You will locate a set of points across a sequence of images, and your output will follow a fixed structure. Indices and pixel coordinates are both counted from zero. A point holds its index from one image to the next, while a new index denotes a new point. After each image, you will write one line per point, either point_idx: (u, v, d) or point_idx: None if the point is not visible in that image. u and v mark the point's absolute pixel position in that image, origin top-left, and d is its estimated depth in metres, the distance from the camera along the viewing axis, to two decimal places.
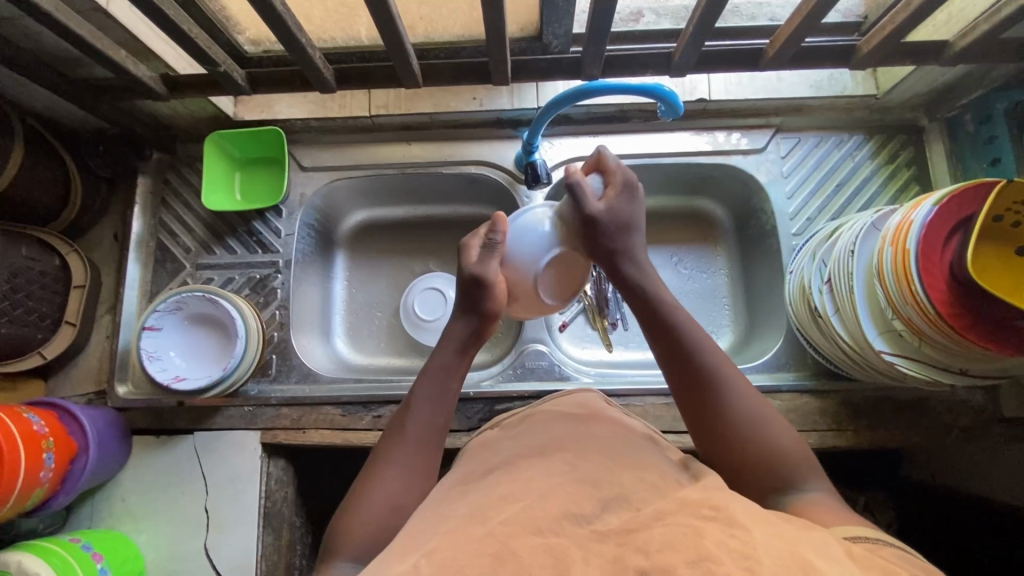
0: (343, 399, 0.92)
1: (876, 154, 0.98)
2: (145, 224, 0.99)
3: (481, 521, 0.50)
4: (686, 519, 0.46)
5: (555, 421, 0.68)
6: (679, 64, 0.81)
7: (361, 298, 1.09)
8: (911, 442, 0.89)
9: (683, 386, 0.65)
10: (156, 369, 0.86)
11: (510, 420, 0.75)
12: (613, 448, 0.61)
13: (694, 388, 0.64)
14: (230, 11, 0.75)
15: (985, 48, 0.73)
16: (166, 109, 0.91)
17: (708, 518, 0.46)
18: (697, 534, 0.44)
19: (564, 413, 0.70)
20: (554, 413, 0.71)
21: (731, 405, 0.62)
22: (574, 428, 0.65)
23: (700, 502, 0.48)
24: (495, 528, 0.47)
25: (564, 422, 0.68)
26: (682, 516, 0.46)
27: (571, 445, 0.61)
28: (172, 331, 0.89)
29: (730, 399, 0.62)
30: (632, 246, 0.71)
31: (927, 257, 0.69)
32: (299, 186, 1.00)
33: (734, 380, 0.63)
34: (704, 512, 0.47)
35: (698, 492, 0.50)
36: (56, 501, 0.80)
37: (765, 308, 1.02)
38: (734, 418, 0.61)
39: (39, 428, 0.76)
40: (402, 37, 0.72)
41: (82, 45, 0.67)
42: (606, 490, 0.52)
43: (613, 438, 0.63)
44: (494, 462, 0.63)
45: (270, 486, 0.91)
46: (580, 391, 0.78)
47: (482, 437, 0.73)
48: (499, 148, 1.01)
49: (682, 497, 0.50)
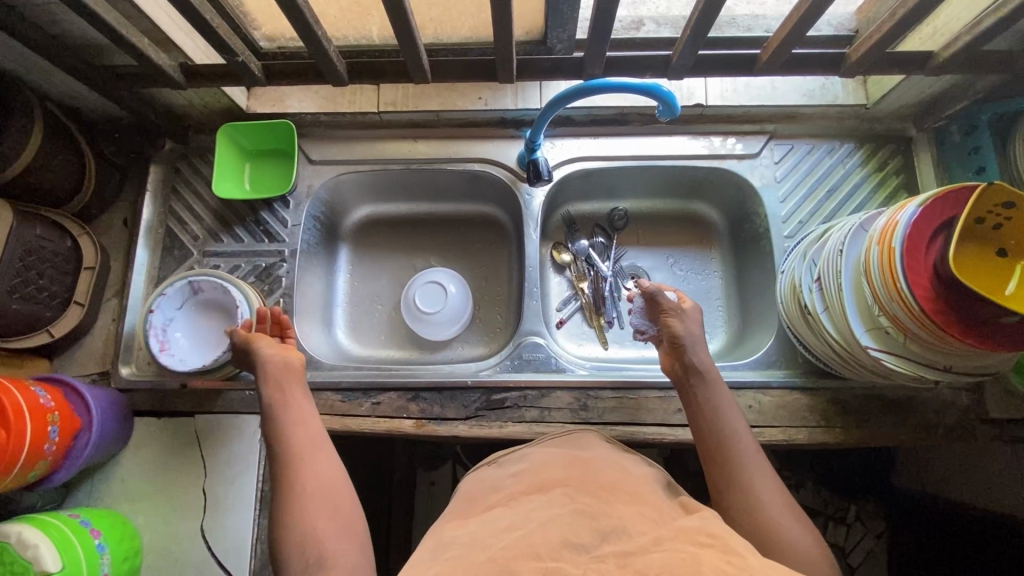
0: (344, 385, 0.93)
1: (866, 162, 1.01)
2: (155, 212, 1.01)
3: (479, 547, 0.54)
4: (683, 546, 0.51)
5: (556, 458, 0.71)
6: (677, 66, 0.84)
7: (364, 291, 1.11)
8: (899, 441, 0.90)
9: (706, 427, 0.77)
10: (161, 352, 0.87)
11: (505, 458, 0.76)
12: (609, 483, 0.64)
13: (711, 428, 0.76)
14: (249, 8, 0.81)
15: (967, 58, 0.77)
16: (181, 100, 0.95)
17: (706, 545, 0.51)
18: (695, 560, 0.48)
19: (569, 451, 0.73)
20: (564, 451, 0.74)
21: (741, 454, 0.73)
22: (575, 466, 0.68)
23: (697, 530, 0.54)
24: (495, 554, 0.52)
25: (567, 460, 0.70)
26: (682, 543, 0.52)
27: (571, 480, 0.65)
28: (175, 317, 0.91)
29: (739, 446, 0.74)
30: (700, 351, 0.83)
31: (912, 258, 0.72)
32: (307, 178, 1.03)
33: (744, 434, 0.75)
34: (702, 540, 0.52)
35: (696, 521, 0.56)
36: (57, 476, 0.81)
37: (757, 308, 1.04)
38: (741, 464, 0.72)
39: (44, 402, 0.77)
40: (414, 33, 0.75)
41: (106, 27, 0.70)
42: (603, 522, 0.55)
43: (613, 477, 0.66)
44: (492, 498, 0.66)
45: (268, 472, 0.92)
46: (580, 433, 0.81)
47: (479, 474, 0.74)
48: (502, 146, 1.04)
49: (680, 526, 0.55)
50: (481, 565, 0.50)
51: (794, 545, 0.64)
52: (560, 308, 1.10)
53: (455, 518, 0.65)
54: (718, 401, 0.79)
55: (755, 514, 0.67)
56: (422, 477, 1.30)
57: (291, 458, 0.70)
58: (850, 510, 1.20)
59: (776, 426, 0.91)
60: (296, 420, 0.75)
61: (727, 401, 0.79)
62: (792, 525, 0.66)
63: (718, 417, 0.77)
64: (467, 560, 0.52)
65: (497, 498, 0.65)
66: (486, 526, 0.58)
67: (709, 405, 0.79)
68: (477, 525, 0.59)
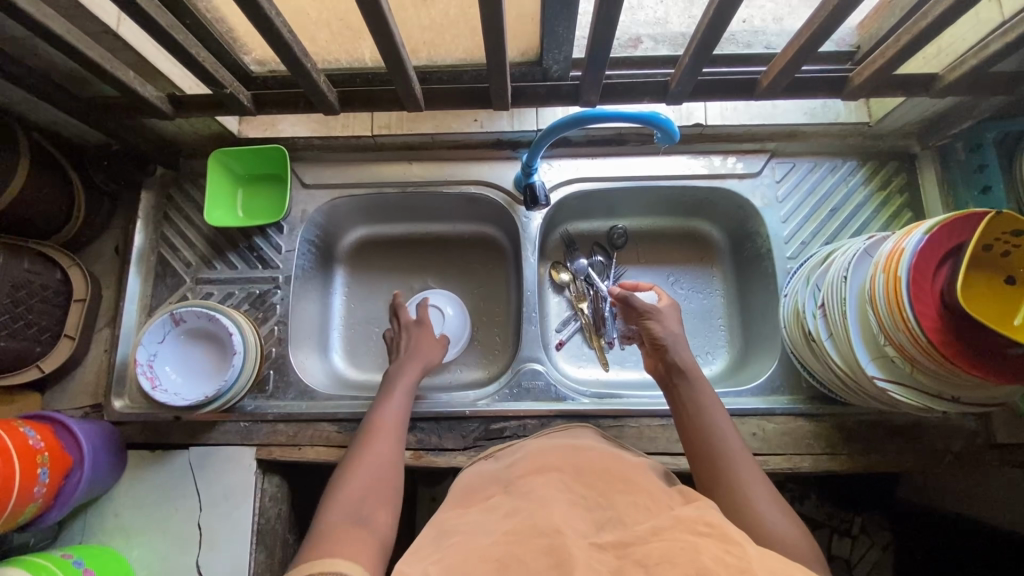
0: (340, 415, 0.92)
1: (869, 180, 1.00)
2: (147, 238, 1.00)
3: (480, 538, 0.53)
4: (680, 535, 0.50)
5: (554, 447, 0.71)
6: (675, 92, 0.83)
7: (360, 314, 1.09)
8: (905, 468, 0.89)
9: (690, 426, 0.75)
10: (160, 391, 0.85)
11: (503, 451, 0.77)
12: (608, 471, 0.64)
13: (695, 428, 0.74)
14: (238, 33, 0.77)
15: (973, 81, 0.75)
16: (171, 127, 0.93)
17: (703, 534, 0.49)
18: (695, 549, 0.47)
19: (562, 441, 0.73)
20: (551, 442, 0.72)
21: (728, 449, 0.71)
22: (574, 455, 0.68)
23: (694, 519, 0.52)
24: (496, 543, 0.51)
25: (562, 449, 0.70)
26: (679, 532, 0.50)
27: (566, 466, 0.64)
28: (167, 358, 0.89)
29: (726, 441, 0.72)
30: (681, 351, 0.83)
31: (919, 287, 0.70)
32: (301, 202, 1.02)
33: (730, 430, 0.73)
34: (699, 528, 0.50)
35: (692, 510, 0.54)
36: (49, 516, 0.80)
37: (760, 329, 1.03)
38: (729, 458, 0.70)
39: (33, 442, 0.76)
40: (405, 63, 0.74)
41: (94, 67, 0.68)
42: (600, 514, 0.56)
43: (610, 464, 0.65)
44: (489, 489, 0.65)
45: (263, 503, 0.90)
46: (578, 428, 0.80)
47: (478, 467, 0.74)
48: (498, 168, 1.02)
49: (677, 515, 0.53)
50: (478, 564, 0.49)
51: (788, 542, 0.61)
52: (560, 329, 1.08)
53: (454, 506, 0.64)
54: (703, 399, 0.77)
55: (745, 509, 0.64)
56: (423, 496, 1.29)
57: (367, 443, 0.75)
58: (855, 522, 1.17)
59: (780, 453, 0.89)
60: (394, 411, 0.81)
61: (713, 400, 0.77)
62: (785, 519, 0.63)
63: (702, 418, 0.75)
64: (467, 553, 0.51)
65: (494, 488, 0.65)
66: (487, 516, 0.58)
67: (691, 404, 0.77)
68: (479, 513, 0.59)
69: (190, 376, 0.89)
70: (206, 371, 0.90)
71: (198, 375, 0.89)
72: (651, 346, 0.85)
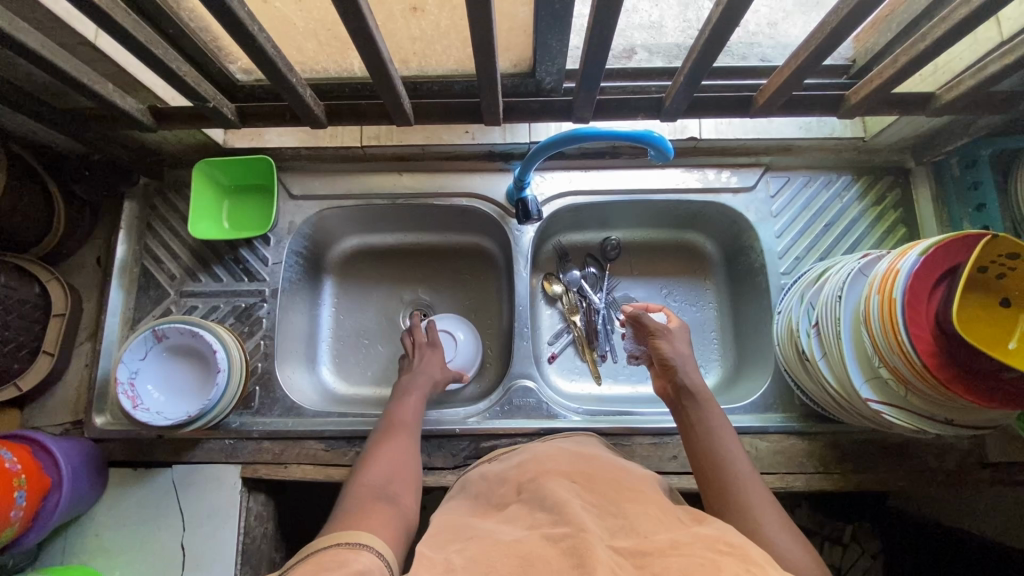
0: (327, 433, 0.90)
1: (864, 194, 0.99)
2: (129, 249, 0.97)
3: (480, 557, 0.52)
4: (701, 551, 0.48)
5: (560, 453, 0.69)
6: (670, 109, 0.82)
7: (349, 326, 1.08)
8: (897, 487, 0.88)
9: (698, 447, 0.74)
10: (145, 414, 0.83)
11: (507, 454, 0.76)
12: (618, 482, 0.62)
13: (704, 449, 0.73)
14: (223, 43, 0.75)
15: (971, 100, 0.74)
16: (154, 137, 0.91)
17: (725, 552, 0.48)
18: (715, 565, 0.46)
19: (568, 447, 0.72)
20: (555, 449, 0.71)
21: (738, 472, 0.69)
22: (582, 461, 0.67)
23: (715, 538, 0.51)
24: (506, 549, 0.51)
25: (569, 455, 0.69)
26: (699, 548, 0.49)
27: (578, 473, 0.63)
28: (150, 381, 0.86)
29: (736, 464, 0.70)
30: (689, 370, 0.81)
31: (914, 309, 0.69)
32: (288, 214, 0.99)
33: (740, 454, 0.72)
34: (720, 547, 0.49)
35: (713, 530, 0.53)
36: (27, 538, 0.78)
37: (753, 345, 1.02)
38: (741, 483, 0.68)
39: (11, 466, 0.73)
40: (393, 78, 0.72)
41: (67, 79, 0.66)
42: (612, 521, 0.55)
43: (618, 474, 0.64)
44: (498, 499, 0.64)
45: (249, 522, 0.89)
46: (581, 433, 0.80)
47: (485, 468, 0.73)
48: (490, 180, 1.01)
49: (698, 532, 0.52)
50: (498, 561, 0.49)
51: (797, 565, 0.60)
52: (552, 341, 1.07)
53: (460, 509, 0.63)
54: (711, 420, 0.76)
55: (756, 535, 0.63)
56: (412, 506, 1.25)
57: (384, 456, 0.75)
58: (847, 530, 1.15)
59: (775, 472, 0.89)
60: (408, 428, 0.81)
61: (721, 420, 0.76)
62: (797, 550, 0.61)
63: (710, 441, 0.74)
64: (488, 553, 0.51)
65: (507, 493, 0.64)
66: (501, 526, 0.56)
67: (701, 424, 0.76)
68: (497, 522, 0.58)
69: (176, 399, 0.87)
70: (193, 393, 0.87)
71: (183, 398, 0.87)
72: (659, 366, 0.84)
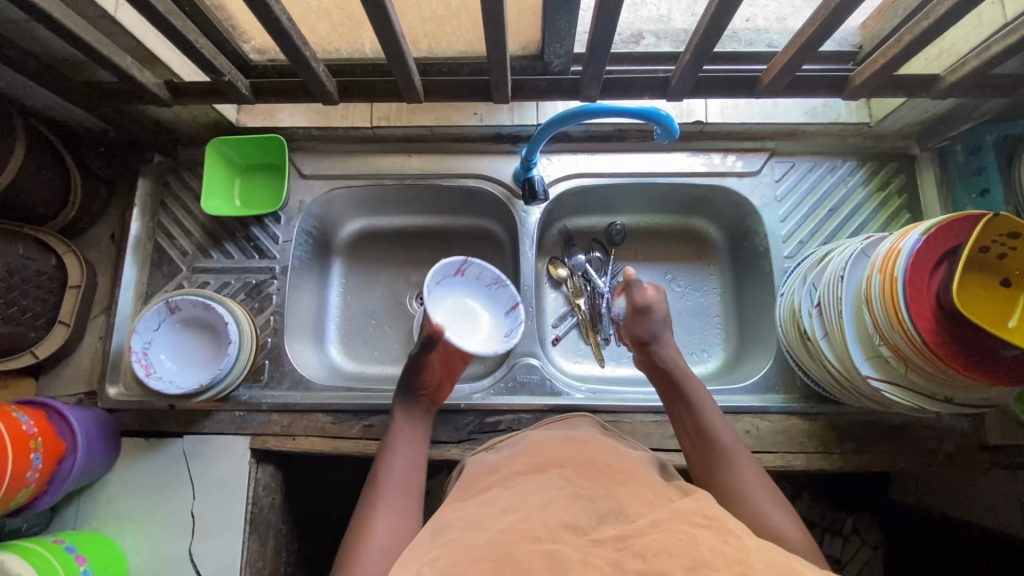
0: (335, 407, 0.92)
1: (868, 180, 1.00)
2: (143, 226, 0.99)
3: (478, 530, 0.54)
4: (678, 526, 0.51)
5: (552, 438, 0.70)
6: (676, 88, 0.83)
7: (356, 306, 1.09)
8: (897, 468, 0.89)
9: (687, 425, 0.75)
10: (159, 381, 0.85)
11: (504, 443, 0.77)
12: (607, 465, 0.63)
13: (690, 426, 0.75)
14: (238, 21, 0.77)
15: (976, 82, 0.75)
16: (168, 113, 0.92)
17: (702, 526, 0.51)
18: (692, 541, 0.48)
19: (560, 431, 0.73)
20: (550, 434, 0.72)
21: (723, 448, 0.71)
22: (576, 446, 0.67)
23: (693, 512, 0.53)
24: (493, 537, 0.52)
25: (561, 441, 0.70)
26: (677, 523, 0.51)
27: (568, 460, 0.64)
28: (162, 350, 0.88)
29: (720, 439, 0.72)
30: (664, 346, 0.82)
31: (915, 288, 0.69)
32: (298, 193, 1.01)
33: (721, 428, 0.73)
34: (698, 521, 0.51)
35: (691, 504, 0.55)
36: (41, 501, 0.79)
37: (755, 328, 1.03)
38: (726, 457, 0.70)
39: (28, 428, 0.75)
40: (405, 54, 0.73)
41: (87, 49, 0.68)
42: (600, 504, 0.56)
43: (610, 457, 0.65)
44: (490, 479, 0.66)
45: (257, 492, 0.91)
46: (574, 415, 0.81)
47: (479, 459, 0.74)
48: (497, 162, 1.02)
49: (676, 509, 0.54)
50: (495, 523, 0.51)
51: (788, 533, 0.61)
52: (556, 324, 1.08)
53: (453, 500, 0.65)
54: (695, 394, 0.77)
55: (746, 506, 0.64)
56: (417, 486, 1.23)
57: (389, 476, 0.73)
58: (847, 522, 1.17)
59: (776, 451, 0.90)
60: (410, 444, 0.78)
61: (704, 395, 0.77)
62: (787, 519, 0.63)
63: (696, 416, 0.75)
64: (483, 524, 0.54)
65: (491, 478, 0.65)
66: (485, 508, 0.58)
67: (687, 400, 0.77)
68: (477, 507, 0.59)
69: (189, 367, 0.89)
70: (205, 361, 0.89)
71: (195, 367, 0.89)
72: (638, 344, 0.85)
